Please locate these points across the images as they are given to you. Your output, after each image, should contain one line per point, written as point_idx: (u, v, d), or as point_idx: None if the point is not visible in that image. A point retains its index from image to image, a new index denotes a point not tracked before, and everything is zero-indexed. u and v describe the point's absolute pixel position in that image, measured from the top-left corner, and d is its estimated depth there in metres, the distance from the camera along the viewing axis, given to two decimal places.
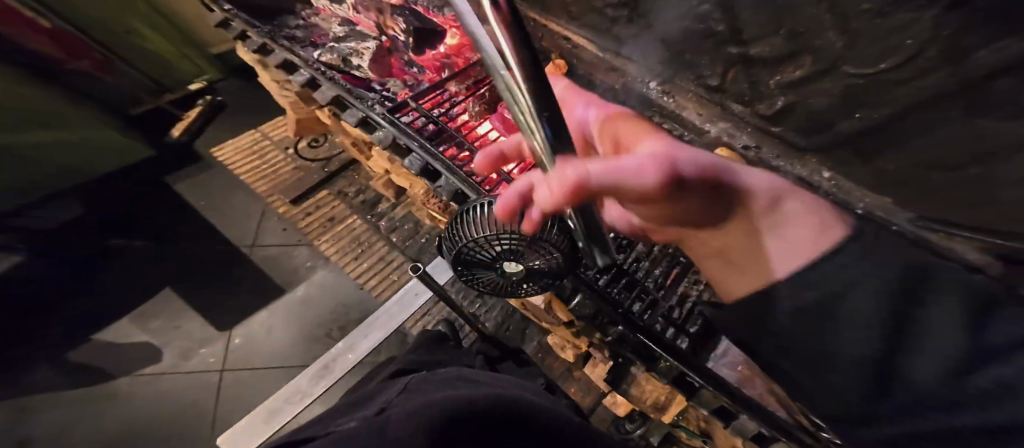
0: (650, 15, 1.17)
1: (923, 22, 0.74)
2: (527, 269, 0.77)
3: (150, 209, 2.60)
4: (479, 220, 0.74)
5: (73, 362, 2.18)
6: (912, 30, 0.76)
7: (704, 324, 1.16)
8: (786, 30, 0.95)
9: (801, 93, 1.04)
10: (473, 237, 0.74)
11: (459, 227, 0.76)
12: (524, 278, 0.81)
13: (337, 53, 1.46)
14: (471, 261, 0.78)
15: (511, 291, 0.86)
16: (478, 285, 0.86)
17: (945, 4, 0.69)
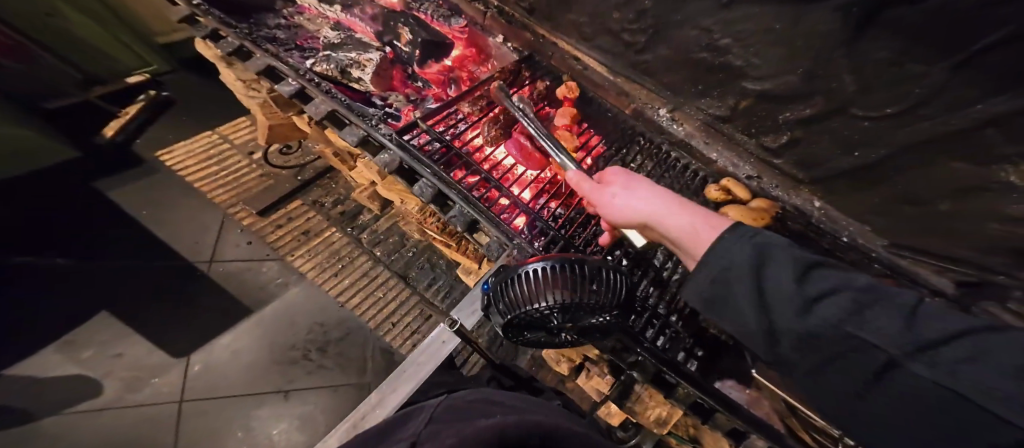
0: (667, 44, 1.19)
1: (936, 75, 0.82)
2: (581, 330, 0.75)
3: (78, 217, 2.22)
4: (536, 285, 0.72)
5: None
6: (922, 81, 0.84)
7: (709, 349, 1.21)
8: (805, 71, 0.99)
9: (808, 129, 1.11)
10: (530, 302, 0.71)
11: (514, 290, 0.74)
12: (576, 336, 0.78)
13: (334, 63, 1.29)
14: (523, 324, 0.74)
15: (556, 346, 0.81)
16: (524, 345, 0.80)
17: (956, 60, 0.77)
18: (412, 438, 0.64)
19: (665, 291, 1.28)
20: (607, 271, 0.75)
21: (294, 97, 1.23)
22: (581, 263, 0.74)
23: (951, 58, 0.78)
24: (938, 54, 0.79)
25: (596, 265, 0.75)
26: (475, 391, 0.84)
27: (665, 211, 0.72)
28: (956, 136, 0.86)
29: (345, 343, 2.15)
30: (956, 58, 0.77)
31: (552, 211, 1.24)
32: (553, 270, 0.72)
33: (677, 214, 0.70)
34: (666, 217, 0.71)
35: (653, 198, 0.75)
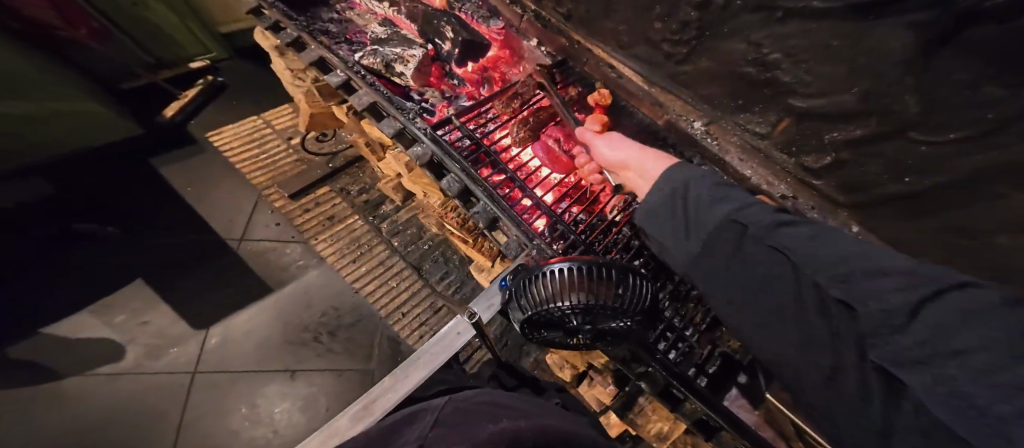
0: (709, 56, 1.16)
1: (1014, 103, 0.69)
2: (601, 334, 0.72)
3: (130, 189, 2.39)
4: (558, 285, 0.69)
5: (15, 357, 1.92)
6: (999, 107, 0.72)
7: (722, 365, 1.21)
8: (861, 89, 0.92)
9: (857, 151, 1.04)
10: (551, 303, 0.69)
11: (534, 289, 0.72)
12: (595, 340, 0.75)
13: (380, 56, 1.34)
14: (541, 324, 0.72)
15: (573, 348, 0.79)
16: (540, 344, 0.78)
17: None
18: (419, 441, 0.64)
19: (684, 305, 1.25)
20: (630, 275, 0.73)
21: (340, 88, 1.28)
22: (604, 265, 0.71)
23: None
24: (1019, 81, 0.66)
25: (620, 268, 0.72)
26: (483, 392, 0.81)
27: (641, 155, 0.95)
28: None
29: (354, 329, 2.17)
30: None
31: (574, 216, 1.24)
32: (575, 271, 0.70)
33: (647, 157, 0.94)
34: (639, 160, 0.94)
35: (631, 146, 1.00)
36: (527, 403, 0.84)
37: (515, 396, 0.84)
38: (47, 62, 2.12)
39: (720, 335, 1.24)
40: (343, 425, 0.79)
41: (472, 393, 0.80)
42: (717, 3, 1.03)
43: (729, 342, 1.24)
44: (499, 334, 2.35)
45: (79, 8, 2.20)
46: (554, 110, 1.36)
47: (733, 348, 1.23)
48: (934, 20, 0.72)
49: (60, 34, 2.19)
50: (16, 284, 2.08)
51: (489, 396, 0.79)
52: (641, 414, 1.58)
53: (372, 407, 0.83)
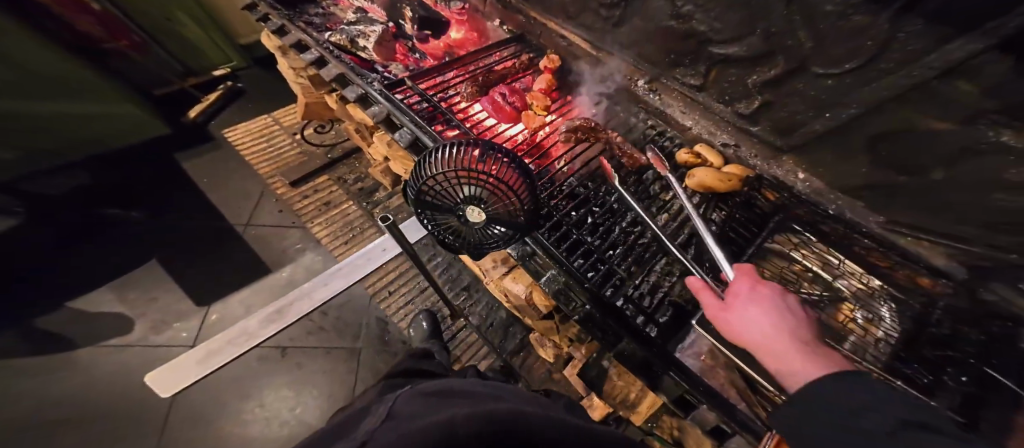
0: (639, 17, 1.25)
1: (880, 26, 0.76)
2: (489, 219, 0.70)
3: (153, 181, 2.62)
4: (441, 159, 0.67)
5: (40, 329, 2.10)
6: (872, 32, 0.78)
7: (673, 316, 1.17)
8: (762, 30, 0.97)
9: (776, 92, 1.07)
10: (432, 173, 0.66)
11: (421, 166, 0.69)
12: (486, 230, 0.73)
13: (346, 34, 1.53)
14: (429, 204, 0.70)
15: (472, 245, 0.77)
16: (441, 235, 0.77)
17: (901, 4, 0.71)
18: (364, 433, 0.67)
19: (631, 254, 1.26)
20: (518, 158, 0.70)
21: (314, 63, 1.42)
22: (490, 145, 0.69)
23: (895, 3, 0.72)
24: (882, 2, 0.73)
25: (508, 150, 0.70)
26: (437, 385, 0.89)
27: (780, 348, 0.67)
28: (915, 90, 0.78)
29: (345, 307, 2.28)
30: (900, 1, 0.71)
31: None
32: (460, 146, 0.68)
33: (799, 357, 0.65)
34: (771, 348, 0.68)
35: (779, 331, 0.69)
36: (490, 387, 0.94)
37: (481, 385, 0.94)
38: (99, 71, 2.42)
39: (670, 285, 1.24)
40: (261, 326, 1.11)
41: (428, 384, 0.89)
42: None
43: (680, 292, 1.22)
44: (483, 316, 2.30)
45: (118, 20, 2.54)
46: (503, 74, 1.48)
47: (683, 297, 1.21)
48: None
49: (107, 46, 2.53)
50: (46, 264, 2.29)
51: (443, 389, 0.86)
52: (607, 380, 1.62)
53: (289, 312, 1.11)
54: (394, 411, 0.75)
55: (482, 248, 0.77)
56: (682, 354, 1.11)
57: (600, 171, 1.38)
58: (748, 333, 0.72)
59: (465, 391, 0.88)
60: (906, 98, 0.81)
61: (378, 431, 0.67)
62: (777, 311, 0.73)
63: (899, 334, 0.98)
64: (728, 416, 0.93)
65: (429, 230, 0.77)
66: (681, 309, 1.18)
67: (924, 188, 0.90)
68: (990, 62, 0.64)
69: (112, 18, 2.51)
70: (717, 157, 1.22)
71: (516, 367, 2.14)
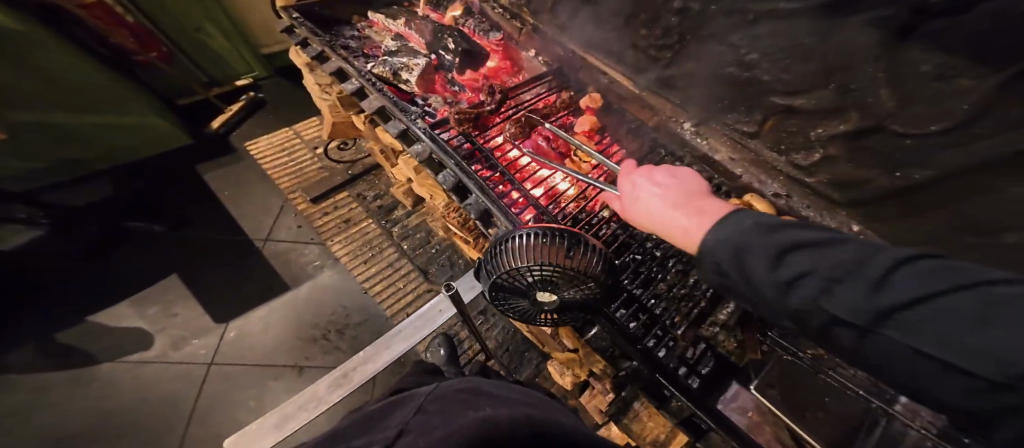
0: (697, 58, 1.24)
1: (981, 88, 0.70)
2: (563, 300, 0.71)
3: (174, 192, 2.62)
4: (518, 250, 0.70)
5: (60, 342, 2.09)
6: (970, 96, 0.72)
7: (717, 367, 1.05)
8: (837, 85, 0.94)
9: (842, 147, 1.03)
10: (510, 265, 0.70)
11: (498, 255, 0.72)
12: (559, 309, 0.74)
13: (389, 66, 1.50)
14: (503, 286, 0.73)
15: (540, 321, 0.78)
16: (509, 310, 0.78)
17: (1016, 71, 0.64)
18: (401, 425, 0.68)
19: (676, 305, 1.19)
20: (592, 243, 0.72)
21: (355, 94, 1.45)
22: (562, 232, 0.71)
23: (1010, 68, 0.64)
24: (991, 64, 0.66)
25: (580, 236, 0.72)
26: (465, 380, 0.84)
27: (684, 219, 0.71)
28: (1012, 161, 0.71)
29: (362, 327, 2.20)
30: (1016, 67, 0.64)
31: (562, 210, 1.31)
32: (536, 236, 0.71)
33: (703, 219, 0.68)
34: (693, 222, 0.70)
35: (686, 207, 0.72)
36: (518, 392, 0.83)
37: (503, 385, 0.85)
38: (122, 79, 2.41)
39: (711, 334, 1.16)
40: (323, 391, 0.87)
41: (454, 381, 0.84)
42: (693, 10, 1.15)
43: (723, 342, 1.13)
44: (499, 340, 2.26)
45: (152, 32, 2.53)
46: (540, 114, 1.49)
47: (728, 350, 1.11)
48: (891, 15, 0.76)
49: (135, 57, 2.54)
50: (69, 274, 2.29)
51: (473, 384, 0.82)
52: (635, 419, 1.58)
53: (350, 376, 0.90)
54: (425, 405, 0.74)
55: (549, 324, 0.78)
56: (723, 405, 0.98)
57: None
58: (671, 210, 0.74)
59: (495, 388, 0.82)
60: (994, 166, 0.75)
61: (417, 424, 0.67)
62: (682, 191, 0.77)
63: None
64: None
65: (498, 308, 0.78)
66: (726, 361, 1.06)
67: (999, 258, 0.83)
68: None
69: (144, 29, 2.49)
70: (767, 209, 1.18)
71: None
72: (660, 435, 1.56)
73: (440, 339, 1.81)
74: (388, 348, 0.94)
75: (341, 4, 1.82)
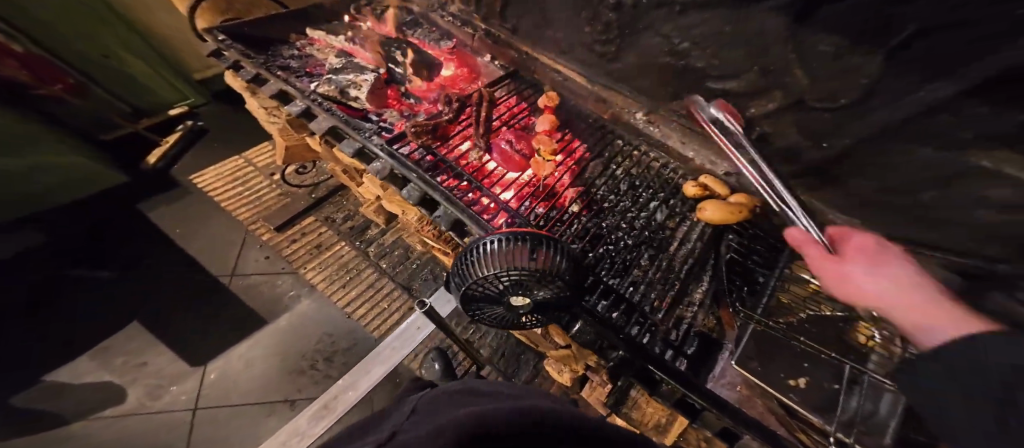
0: (634, 50, 1.29)
1: (872, 65, 0.82)
2: (536, 301, 0.74)
3: (118, 236, 2.39)
4: (485, 256, 0.72)
5: (16, 407, 1.90)
6: (865, 71, 0.83)
7: (701, 344, 1.22)
8: (759, 67, 1.02)
9: (777, 122, 1.11)
10: (479, 274, 0.71)
11: (468, 263, 0.73)
12: (534, 310, 0.77)
13: (334, 84, 1.45)
14: (475, 295, 0.74)
15: (517, 324, 0.81)
16: (481, 319, 0.80)
17: (891, 47, 0.77)
18: (396, 424, 0.72)
19: (652, 289, 1.27)
20: (556, 242, 0.73)
21: (301, 116, 1.35)
22: (528, 236, 0.72)
23: (887, 44, 0.77)
24: (872, 45, 0.79)
25: (545, 236, 0.74)
26: (461, 384, 0.88)
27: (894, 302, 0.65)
28: (920, 117, 0.82)
29: (351, 353, 2.17)
30: (891, 43, 0.76)
31: (537, 211, 1.34)
32: (502, 241, 0.72)
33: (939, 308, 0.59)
34: (905, 296, 0.64)
35: (889, 289, 0.66)
36: (515, 388, 0.85)
37: (509, 384, 0.87)
38: (24, 119, 2.06)
39: (693, 315, 1.28)
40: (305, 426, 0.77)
41: (455, 383, 0.89)
42: (628, 5, 1.19)
43: (704, 322, 1.26)
44: (493, 347, 2.29)
45: (48, 62, 2.19)
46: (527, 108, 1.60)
47: (708, 327, 1.26)
48: (788, 3, 0.86)
49: (34, 92, 2.15)
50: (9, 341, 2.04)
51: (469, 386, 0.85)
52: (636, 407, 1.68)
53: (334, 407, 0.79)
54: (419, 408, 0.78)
55: (524, 325, 0.82)
56: (715, 384, 1.17)
57: (617, 209, 1.39)
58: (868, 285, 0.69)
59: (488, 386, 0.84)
60: (911, 122, 0.85)
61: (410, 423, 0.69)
62: (859, 277, 0.72)
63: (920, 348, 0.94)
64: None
65: (472, 317, 0.80)
66: (708, 338, 1.23)
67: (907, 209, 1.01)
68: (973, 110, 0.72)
69: (34, 58, 2.13)
70: (724, 188, 1.28)
71: None
72: (661, 420, 1.65)
73: (434, 354, 1.77)
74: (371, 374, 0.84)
75: (273, 24, 1.68)
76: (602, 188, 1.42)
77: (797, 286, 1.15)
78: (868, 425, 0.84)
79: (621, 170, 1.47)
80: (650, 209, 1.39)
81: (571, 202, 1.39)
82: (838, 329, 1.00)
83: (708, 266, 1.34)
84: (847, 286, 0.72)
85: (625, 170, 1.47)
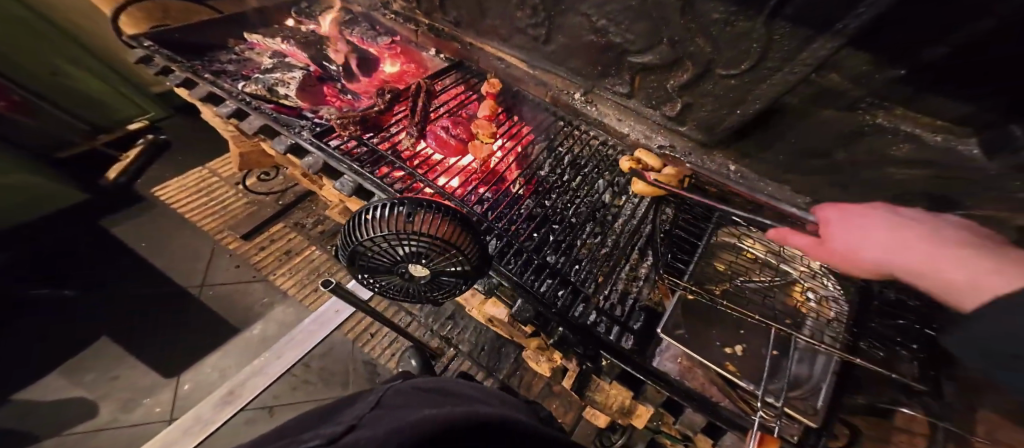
0: (561, 33, 1.32)
1: (756, 28, 0.87)
2: (433, 272, 0.74)
3: (83, 252, 2.33)
4: (374, 222, 0.71)
5: None
6: (753, 35, 0.88)
7: (647, 319, 1.20)
8: (666, 39, 1.06)
9: (692, 94, 1.15)
10: (366, 237, 0.71)
11: (356, 228, 0.72)
12: (433, 281, 0.78)
13: (262, 83, 1.44)
14: (370, 264, 0.75)
15: (419, 294, 0.82)
16: (378, 289, 0.82)
17: (773, 4, 0.81)
18: (352, 422, 0.52)
19: (595, 266, 1.26)
20: (447, 208, 0.73)
21: (232, 117, 1.35)
22: (417, 201, 0.72)
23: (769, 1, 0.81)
24: (755, 8, 0.84)
25: (431, 200, 0.73)
26: (431, 379, 0.73)
27: (909, 263, 0.63)
28: (816, 74, 0.86)
29: (329, 356, 2.16)
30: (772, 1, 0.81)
31: (480, 197, 1.35)
32: (390, 206, 0.71)
33: (952, 261, 0.59)
34: (912, 265, 0.63)
35: (893, 254, 0.65)
36: (486, 391, 0.72)
37: (466, 383, 0.74)
38: None
39: (638, 289, 1.26)
40: (208, 411, 0.75)
41: (421, 379, 0.73)
42: None
43: (649, 295, 1.24)
44: (472, 343, 2.18)
45: None
46: (472, 96, 1.65)
47: (654, 301, 1.23)
48: None
49: None
50: (5, 350, 2.01)
51: (437, 383, 0.71)
52: (600, 392, 1.62)
53: (240, 392, 0.79)
54: (385, 400, 0.60)
55: (428, 297, 0.83)
56: (660, 358, 1.13)
57: (554, 188, 1.40)
58: (867, 256, 0.69)
59: (464, 388, 0.71)
60: (812, 81, 0.89)
61: (373, 419, 0.51)
62: (864, 247, 0.70)
63: (846, 309, 1.05)
64: (714, 415, 0.98)
65: (370, 288, 0.82)
66: (652, 311, 1.21)
67: (832, 168, 1.05)
68: (851, 55, 0.78)
69: None
70: (656, 160, 1.30)
71: (514, 387, 2.06)
72: (623, 403, 1.59)
73: (410, 351, 1.72)
74: (281, 358, 0.86)
75: (208, 28, 1.68)
76: (545, 170, 1.44)
77: (726, 252, 1.20)
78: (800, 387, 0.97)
79: (564, 150, 1.50)
80: (596, 187, 1.42)
81: (513, 189, 1.40)
82: (765, 294, 1.09)
83: (643, 238, 1.34)
84: (847, 266, 0.73)
85: (568, 150, 1.49)
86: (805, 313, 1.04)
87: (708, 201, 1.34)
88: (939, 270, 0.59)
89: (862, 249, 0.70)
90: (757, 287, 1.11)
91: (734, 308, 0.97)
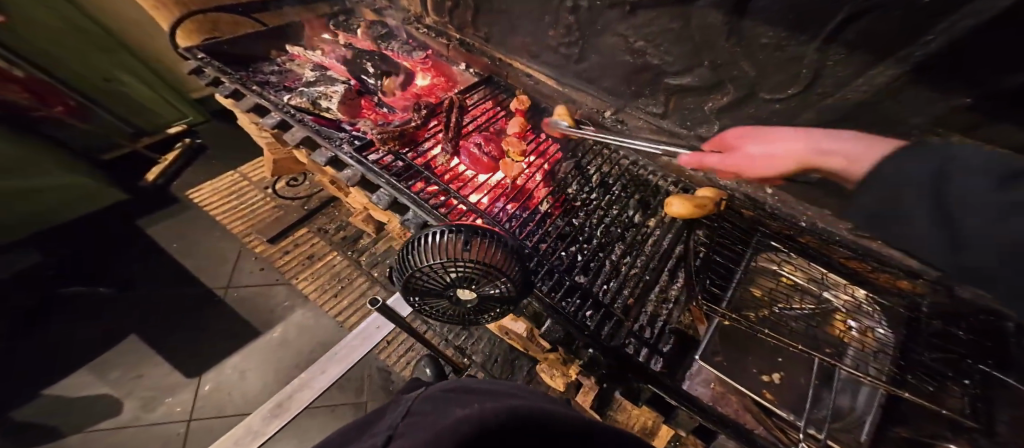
0: (596, 52, 1.34)
1: (807, 54, 0.87)
2: (480, 296, 0.75)
3: (118, 250, 2.42)
4: (429, 248, 0.73)
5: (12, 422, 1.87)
6: (805, 61, 0.88)
7: (677, 341, 1.17)
8: (709, 61, 1.06)
9: (732, 116, 1.14)
10: (423, 263, 0.72)
11: (411, 252, 0.74)
12: (478, 305, 0.78)
13: (306, 96, 1.50)
14: (422, 289, 0.75)
15: (464, 319, 0.82)
16: (424, 313, 0.82)
17: (827, 32, 0.81)
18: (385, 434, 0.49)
19: (626, 286, 1.24)
20: (494, 234, 0.74)
21: (276, 127, 1.40)
22: (471, 229, 0.73)
23: (824, 29, 0.81)
24: (808, 33, 0.83)
25: (481, 227, 0.75)
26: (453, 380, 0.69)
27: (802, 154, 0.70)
28: (870, 101, 0.85)
29: None
30: (826, 29, 0.81)
31: (510, 213, 1.35)
32: (445, 233, 0.73)
33: (833, 140, 0.65)
34: (805, 154, 0.69)
35: (792, 150, 0.72)
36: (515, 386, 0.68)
37: (493, 380, 0.71)
38: (29, 140, 2.15)
39: (668, 313, 1.22)
40: (258, 423, 0.76)
41: (444, 382, 0.69)
42: (585, 7, 1.23)
43: (681, 318, 1.21)
44: (486, 354, 2.18)
45: (52, 86, 2.27)
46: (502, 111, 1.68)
47: (685, 324, 1.20)
48: None
49: (36, 114, 2.21)
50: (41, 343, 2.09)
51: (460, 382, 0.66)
52: (622, 412, 1.60)
53: (288, 405, 0.80)
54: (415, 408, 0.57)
55: (473, 322, 0.83)
56: (690, 382, 1.10)
57: (585, 207, 1.40)
58: (771, 162, 0.76)
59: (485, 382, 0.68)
60: (863, 108, 0.87)
61: (408, 427, 0.48)
62: (771, 152, 0.77)
63: (893, 344, 1.01)
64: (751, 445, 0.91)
65: (417, 311, 0.82)
66: (684, 335, 1.17)
67: None
68: (910, 85, 0.77)
69: (38, 81, 2.21)
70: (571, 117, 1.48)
71: None
72: (646, 423, 1.59)
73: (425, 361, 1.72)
74: (325, 373, 0.87)
75: (255, 40, 1.76)
76: (574, 187, 1.44)
77: (765, 277, 1.17)
78: (843, 421, 0.93)
79: (592, 168, 1.52)
80: (626, 206, 1.42)
81: (544, 206, 1.40)
82: (807, 323, 1.05)
83: (675, 259, 1.32)
84: (754, 173, 0.79)
85: (597, 169, 1.51)
86: (848, 342, 1.01)
87: (746, 224, 1.34)
88: (825, 151, 0.65)
89: (764, 155, 0.77)
90: (800, 315, 1.08)
91: (777, 335, 0.91)
